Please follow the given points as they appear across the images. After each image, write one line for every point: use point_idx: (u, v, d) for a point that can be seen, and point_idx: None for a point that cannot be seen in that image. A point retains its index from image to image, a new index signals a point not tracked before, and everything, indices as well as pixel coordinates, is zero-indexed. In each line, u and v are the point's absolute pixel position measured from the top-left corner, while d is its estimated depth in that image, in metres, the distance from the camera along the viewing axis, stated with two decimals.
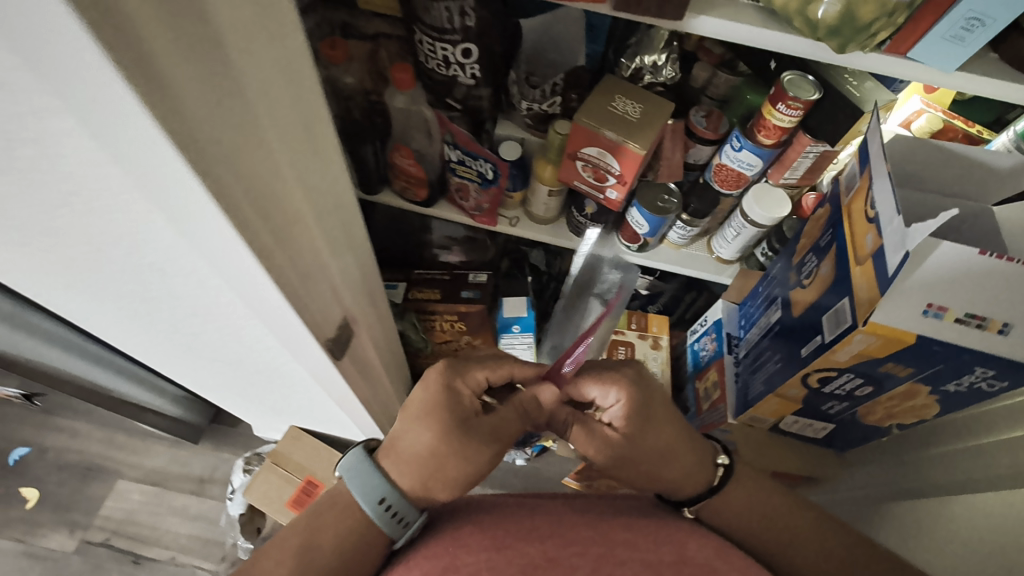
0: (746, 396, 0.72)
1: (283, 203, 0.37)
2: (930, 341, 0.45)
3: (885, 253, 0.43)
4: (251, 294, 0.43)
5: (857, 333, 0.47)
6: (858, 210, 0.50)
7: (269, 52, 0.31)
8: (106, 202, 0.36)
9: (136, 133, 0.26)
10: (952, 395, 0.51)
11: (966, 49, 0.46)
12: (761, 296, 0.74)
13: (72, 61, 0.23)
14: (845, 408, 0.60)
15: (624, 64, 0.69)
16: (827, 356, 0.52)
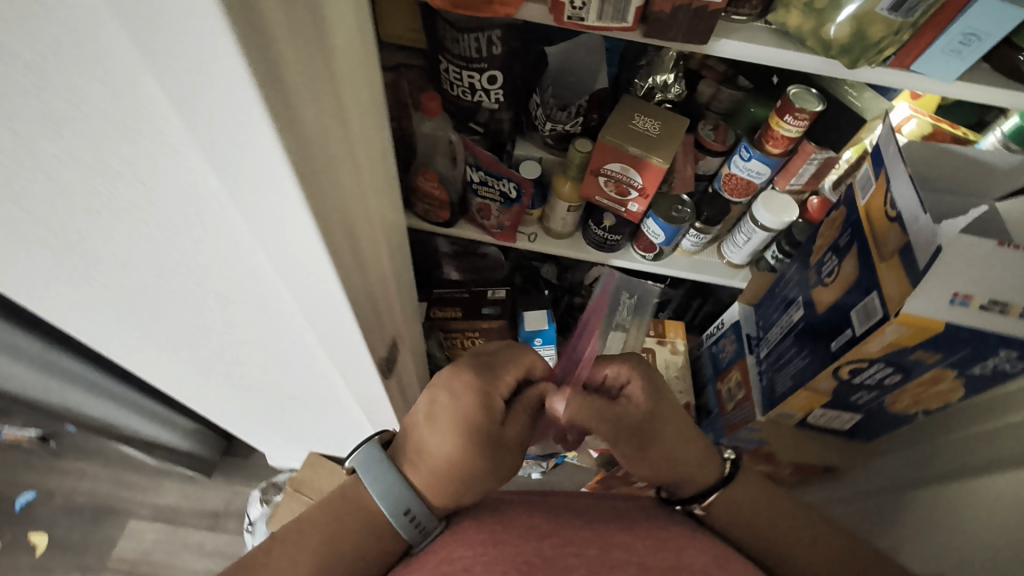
0: (772, 393, 0.75)
1: (361, 224, 0.40)
2: (960, 327, 0.49)
3: (913, 250, 0.48)
4: (320, 313, 0.45)
5: (890, 325, 0.51)
6: (879, 212, 0.55)
7: (359, 84, 0.33)
8: (192, 237, 0.38)
9: (267, 171, 0.29)
10: (978, 379, 0.54)
11: (965, 61, 0.51)
12: (777, 298, 0.78)
13: (231, 112, 0.25)
14: (874, 397, 0.64)
15: (638, 84, 0.73)
16: (860, 348, 0.56)
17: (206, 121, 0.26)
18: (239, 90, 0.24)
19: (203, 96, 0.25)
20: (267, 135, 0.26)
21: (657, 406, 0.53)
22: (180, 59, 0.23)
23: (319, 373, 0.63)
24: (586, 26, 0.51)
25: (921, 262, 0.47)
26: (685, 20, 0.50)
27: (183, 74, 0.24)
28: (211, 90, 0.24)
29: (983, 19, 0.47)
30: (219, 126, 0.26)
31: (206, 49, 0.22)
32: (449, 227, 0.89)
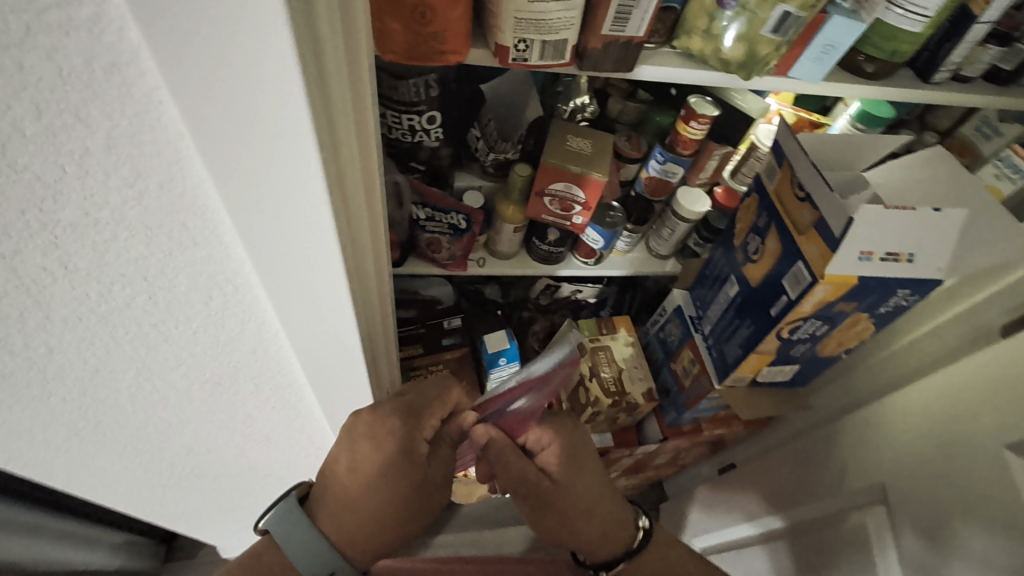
0: (724, 363, 0.85)
1: (364, 238, 0.39)
2: (869, 277, 0.61)
3: (827, 223, 0.59)
4: (324, 342, 0.44)
5: (819, 285, 0.62)
6: (787, 193, 0.67)
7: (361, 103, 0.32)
8: (195, 313, 0.37)
9: (305, 215, 0.31)
10: (885, 315, 0.68)
11: (826, 67, 0.63)
12: (709, 279, 0.89)
13: (283, 168, 0.28)
14: (808, 347, 0.76)
15: (560, 108, 0.81)
16: (797, 310, 0.67)
17: (251, 183, 0.28)
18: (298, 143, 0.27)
19: (254, 161, 0.27)
20: (308, 171, 0.28)
21: (569, 468, 0.59)
22: (239, 125, 0.25)
23: (310, 435, 0.62)
24: (530, 64, 0.56)
25: (835, 231, 0.58)
26: (614, 54, 0.57)
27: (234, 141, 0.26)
28: (262, 151, 0.27)
29: (837, 32, 0.59)
30: (263, 185, 0.28)
31: (269, 107, 0.25)
32: (400, 265, 0.88)
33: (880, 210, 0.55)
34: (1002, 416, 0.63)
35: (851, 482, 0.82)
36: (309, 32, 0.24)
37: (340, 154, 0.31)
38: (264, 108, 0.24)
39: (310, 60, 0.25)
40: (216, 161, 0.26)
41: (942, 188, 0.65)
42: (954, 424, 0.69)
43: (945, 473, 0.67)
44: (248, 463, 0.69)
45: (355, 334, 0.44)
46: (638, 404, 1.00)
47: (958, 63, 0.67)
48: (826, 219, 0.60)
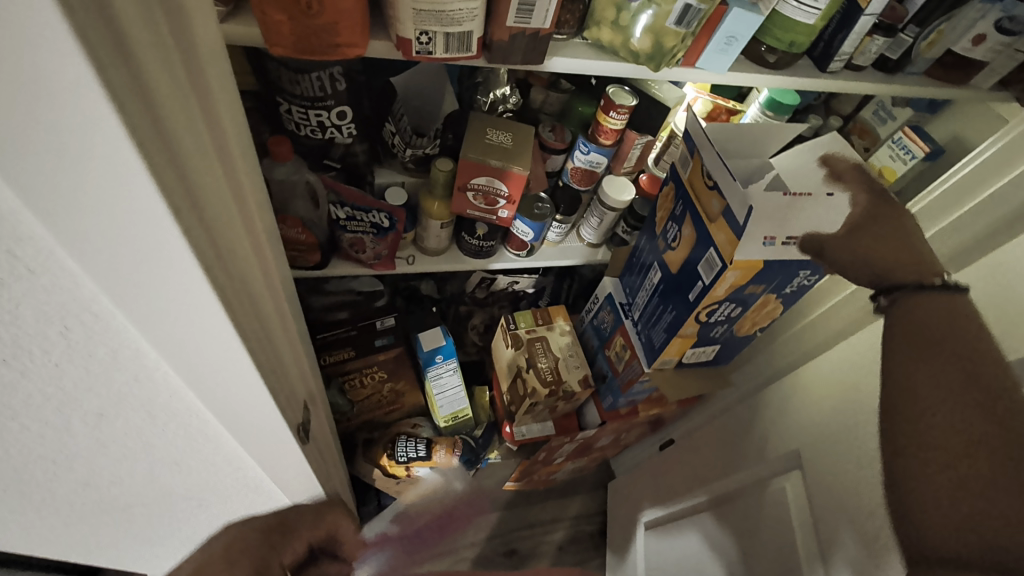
0: (652, 346, 0.87)
1: (239, 266, 0.35)
2: (773, 261, 0.65)
3: (731, 210, 0.62)
4: (220, 380, 0.41)
5: (729, 271, 0.65)
6: (699, 182, 0.69)
7: (187, 117, 0.27)
8: (63, 349, 0.34)
9: (160, 255, 0.29)
10: (791, 294, 0.72)
11: (730, 57, 0.65)
12: (636, 266, 0.91)
13: (107, 192, 0.25)
14: (727, 329, 0.80)
15: (480, 100, 0.79)
16: (711, 295, 0.69)
17: (99, 239, 0.27)
18: (125, 173, 0.24)
19: (75, 183, 0.24)
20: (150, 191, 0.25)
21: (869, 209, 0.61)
22: (60, 164, 0.23)
23: (224, 459, 0.58)
24: (435, 57, 0.54)
25: (738, 219, 0.61)
26: (521, 46, 0.56)
27: (66, 181, 0.24)
28: (90, 181, 0.24)
29: (738, 24, 0.61)
30: (103, 214, 0.26)
31: (97, 144, 0.23)
32: (322, 268, 0.83)
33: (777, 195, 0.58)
34: None
35: (773, 449, 0.86)
36: (112, 27, 0.21)
37: (192, 184, 0.28)
38: (84, 131, 0.22)
39: (135, 93, 0.23)
40: (73, 235, 0.26)
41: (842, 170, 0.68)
42: (857, 390, 0.74)
43: (849, 436, 0.72)
44: (162, 492, 0.64)
45: (254, 375, 0.41)
46: (576, 392, 1.01)
47: (850, 53, 0.71)
48: (729, 208, 0.63)
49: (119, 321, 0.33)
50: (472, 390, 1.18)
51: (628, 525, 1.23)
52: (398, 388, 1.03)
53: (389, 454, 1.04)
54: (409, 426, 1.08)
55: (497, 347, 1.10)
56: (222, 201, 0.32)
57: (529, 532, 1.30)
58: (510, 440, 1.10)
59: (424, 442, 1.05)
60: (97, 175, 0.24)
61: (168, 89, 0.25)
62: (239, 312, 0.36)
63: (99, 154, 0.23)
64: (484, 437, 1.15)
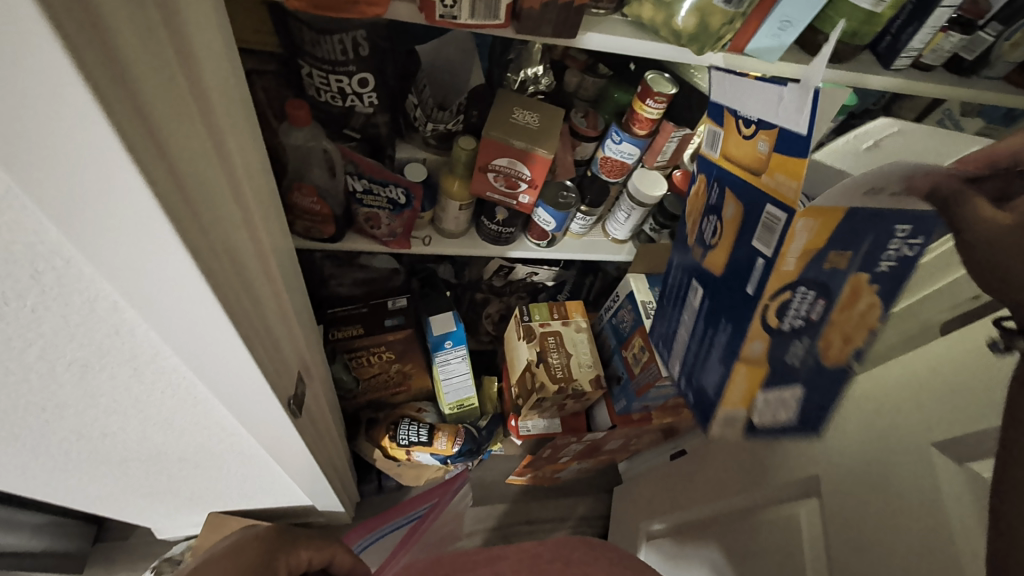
0: (704, 397, 0.59)
1: (227, 235, 0.34)
2: (864, 211, 0.43)
3: (788, 127, 0.44)
4: (203, 346, 0.39)
5: (798, 220, 0.44)
6: (735, 137, 0.52)
7: (166, 75, 0.25)
8: (40, 293, 0.33)
9: (135, 220, 0.27)
10: (888, 274, 0.47)
11: (783, 44, 0.59)
12: (667, 305, 0.68)
13: (67, 138, 0.23)
14: (811, 348, 0.50)
15: (510, 78, 0.76)
16: (777, 273, 0.47)
17: (72, 194, 0.26)
18: (79, 114, 0.22)
19: (27, 119, 0.22)
20: (119, 155, 0.24)
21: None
22: (7, 97, 0.21)
23: (213, 424, 0.58)
24: (460, 24, 0.52)
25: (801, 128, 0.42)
26: (552, 18, 0.52)
27: (16, 114, 0.22)
28: (43, 117, 0.22)
29: (794, 7, 0.55)
30: (70, 169, 0.24)
31: (48, 82, 0.21)
32: (335, 241, 0.82)
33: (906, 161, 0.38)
34: (935, 412, 0.62)
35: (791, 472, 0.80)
36: None
37: (170, 154, 0.26)
38: (43, 81, 0.21)
39: (95, 41, 0.20)
40: (28, 175, 0.24)
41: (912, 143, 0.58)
42: (889, 419, 0.67)
43: (876, 466, 0.67)
44: (158, 449, 0.64)
45: (239, 346, 0.40)
46: (586, 391, 0.97)
47: (920, 49, 0.64)
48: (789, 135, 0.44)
49: (90, 270, 0.32)
50: (481, 380, 1.16)
51: (631, 533, 1.18)
52: (405, 370, 1.01)
53: (390, 435, 1.04)
54: (413, 410, 1.07)
55: (510, 340, 1.06)
56: (206, 156, 0.30)
57: (528, 529, 1.27)
58: (515, 434, 1.08)
59: (426, 426, 1.03)
60: (49, 111, 0.22)
61: (144, 46, 0.23)
62: (223, 279, 0.34)
63: (47, 88, 0.21)
64: (489, 428, 1.10)
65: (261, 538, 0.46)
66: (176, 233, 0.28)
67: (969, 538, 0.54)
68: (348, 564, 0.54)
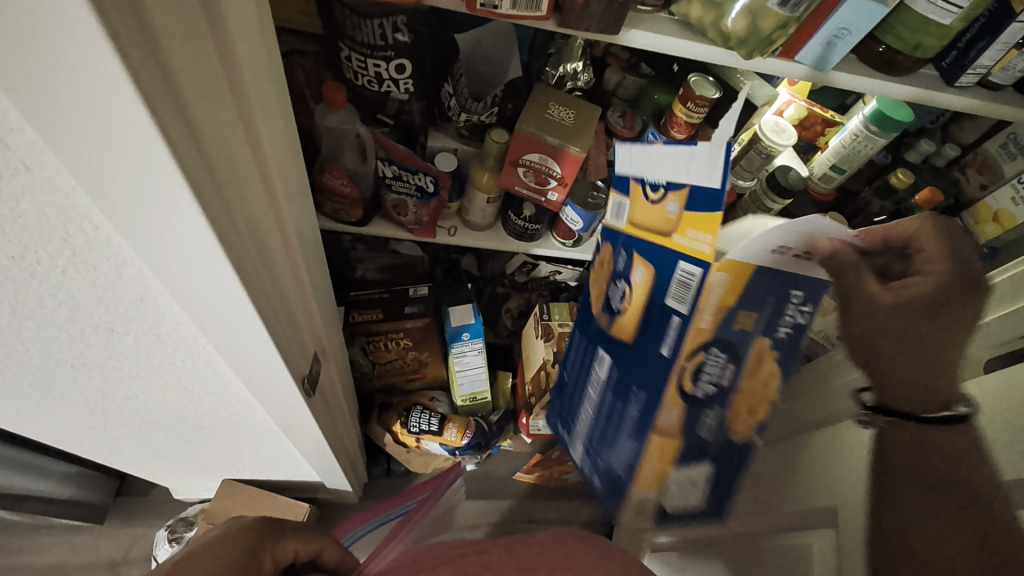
0: (616, 478, 0.52)
1: (250, 216, 0.34)
2: (770, 272, 0.35)
3: (695, 183, 0.36)
4: (223, 321, 0.40)
5: (712, 276, 0.36)
6: (641, 209, 0.43)
7: (202, 55, 0.25)
8: (72, 256, 0.34)
9: (163, 197, 0.28)
10: (796, 347, 0.37)
11: (837, 53, 0.56)
12: (569, 384, 0.65)
13: (103, 114, 0.23)
14: (721, 420, 0.42)
15: (549, 73, 0.74)
16: (693, 332, 0.39)
17: (103, 166, 0.26)
18: (107, 79, 0.22)
19: (59, 85, 0.22)
20: (152, 134, 0.24)
21: None
22: (46, 69, 0.22)
23: (229, 396, 0.59)
24: (500, 14, 0.51)
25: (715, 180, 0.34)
26: (596, 13, 0.50)
27: (50, 83, 0.22)
28: (73, 82, 0.22)
29: (855, 14, 0.52)
30: (101, 143, 0.25)
31: (83, 56, 0.21)
32: (362, 225, 0.82)
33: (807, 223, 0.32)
34: None
35: None
36: None
37: (200, 135, 0.27)
38: (80, 58, 0.21)
39: (129, 15, 0.20)
40: (59, 140, 0.24)
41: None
42: None
43: None
44: (177, 415, 0.66)
45: (257, 324, 0.40)
46: None
47: (989, 67, 0.59)
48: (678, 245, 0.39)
49: (118, 238, 0.32)
50: (497, 374, 1.16)
51: (634, 544, 1.16)
52: (420, 358, 1.01)
53: (402, 421, 1.04)
54: (426, 398, 1.08)
55: (528, 338, 1.05)
56: (234, 133, 0.30)
57: (530, 527, 1.26)
58: (525, 432, 1.07)
59: (437, 416, 1.04)
60: (80, 76, 0.22)
61: (182, 28, 0.23)
62: (246, 259, 0.35)
63: (81, 59, 0.21)
64: (500, 424, 1.10)
65: (248, 526, 0.46)
66: (202, 213, 0.29)
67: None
68: (334, 558, 0.53)
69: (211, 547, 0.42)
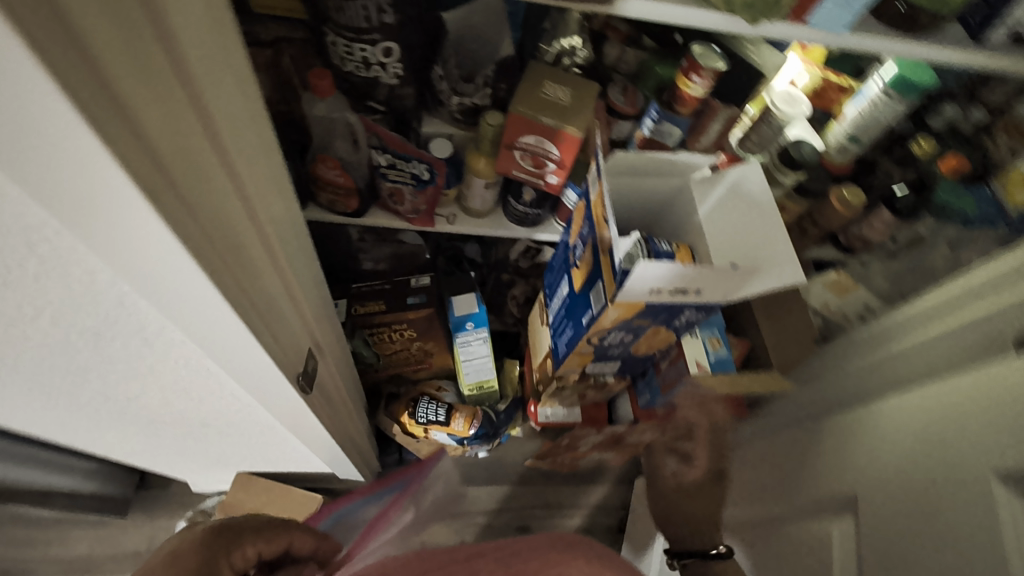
0: (556, 353, 0.87)
1: (216, 216, 0.33)
2: (656, 302, 0.65)
3: (614, 252, 0.61)
4: (203, 324, 0.39)
5: (610, 308, 0.65)
6: (599, 210, 0.65)
7: (137, 46, 0.23)
8: (38, 263, 0.32)
9: (114, 201, 0.26)
10: (678, 325, 0.74)
11: (853, 12, 0.52)
12: (556, 268, 0.86)
13: (29, 117, 0.21)
14: (624, 348, 0.80)
15: (544, 50, 0.72)
16: (597, 324, 0.69)
17: (37, 169, 0.24)
18: (24, 81, 0.19)
19: None
20: (86, 137, 0.22)
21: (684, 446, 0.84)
22: None
23: (228, 396, 0.58)
24: None
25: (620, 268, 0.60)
26: None
27: None
28: None
29: None
30: (36, 149, 0.23)
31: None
32: (359, 216, 0.80)
33: (649, 273, 0.57)
34: (1000, 444, 0.54)
35: (823, 484, 0.75)
36: None
37: (146, 134, 0.25)
38: None
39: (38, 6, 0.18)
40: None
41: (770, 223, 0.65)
42: (940, 444, 0.60)
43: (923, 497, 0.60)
44: (179, 413, 0.66)
45: (239, 327, 0.39)
46: (609, 382, 0.95)
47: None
48: (624, 255, 0.61)
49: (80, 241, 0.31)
50: (503, 363, 1.15)
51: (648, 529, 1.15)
52: (426, 348, 1.00)
53: (409, 412, 1.04)
54: (433, 388, 1.08)
55: (534, 325, 1.03)
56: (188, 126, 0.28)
57: (544, 513, 1.26)
58: (533, 420, 1.06)
59: (444, 406, 1.03)
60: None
61: (109, 18, 0.21)
62: (217, 260, 0.33)
63: None
64: (508, 412, 1.09)
65: (197, 541, 0.43)
66: (158, 216, 0.27)
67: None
68: (306, 547, 0.54)
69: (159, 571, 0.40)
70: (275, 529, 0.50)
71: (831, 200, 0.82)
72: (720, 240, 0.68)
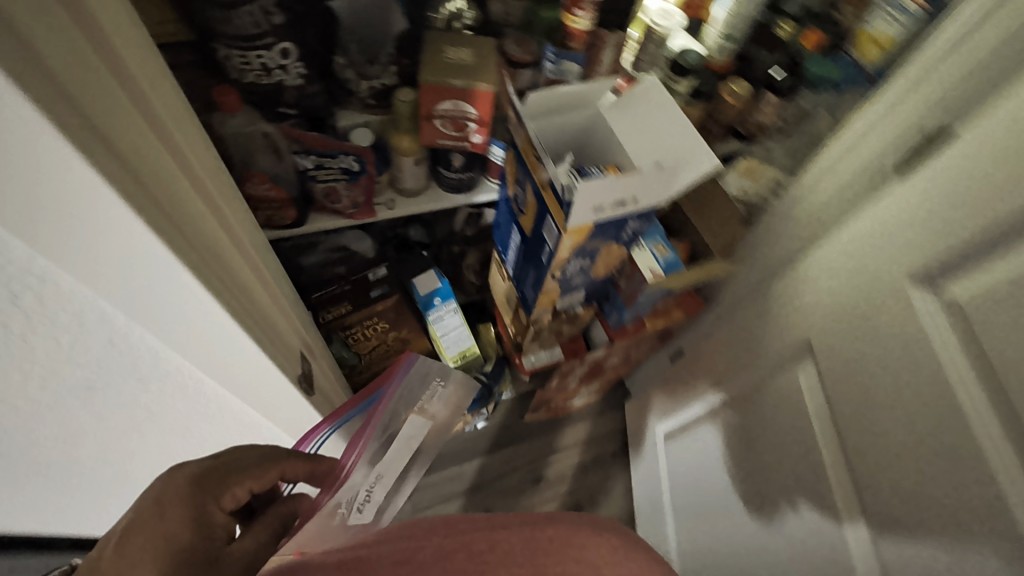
0: (526, 300, 0.92)
1: (195, 230, 0.34)
2: (602, 220, 0.71)
3: (554, 184, 0.66)
4: (204, 340, 0.41)
5: (565, 238, 0.70)
6: (529, 153, 0.70)
7: (97, 79, 0.25)
8: (28, 320, 0.33)
9: (110, 227, 0.28)
10: (625, 239, 0.81)
11: None
12: (502, 222, 0.91)
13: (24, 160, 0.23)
14: (585, 274, 0.87)
15: (433, 17, 0.74)
16: (556, 257, 0.75)
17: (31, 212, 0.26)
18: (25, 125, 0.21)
19: None
20: (80, 166, 0.24)
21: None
22: None
23: (231, 420, 0.59)
24: None
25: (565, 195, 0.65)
26: None
27: None
28: None
29: None
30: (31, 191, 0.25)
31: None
32: (300, 223, 0.81)
33: (592, 186, 0.62)
34: (903, 258, 0.65)
35: (782, 341, 0.87)
36: None
37: (126, 158, 0.27)
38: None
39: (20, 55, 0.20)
40: None
41: (677, 119, 0.72)
42: (861, 272, 0.71)
43: (860, 320, 0.71)
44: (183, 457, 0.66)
45: (241, 334, 0.41)
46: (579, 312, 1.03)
47: None
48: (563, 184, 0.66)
49: (71, 283, 0.32)
50: (478, 328, 1.18)
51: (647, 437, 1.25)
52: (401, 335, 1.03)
53: None
54: None
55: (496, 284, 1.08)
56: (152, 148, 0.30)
57: (553, 455, 1.34)
58: (521, 370, 1.11)
59: None
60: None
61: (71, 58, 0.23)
62: (207, 271, 0.35)
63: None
64: (496, 370, 1.16)
65: (179, 493, 0.40)
66: (152, 233, 0.29)
67: (957, 364, 0.59)
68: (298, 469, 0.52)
69: (152, 532, 0.37)
70: (262, 462, 0.48)
71: (723, 95, 0.91)
72: (641, 153, 0.75)
